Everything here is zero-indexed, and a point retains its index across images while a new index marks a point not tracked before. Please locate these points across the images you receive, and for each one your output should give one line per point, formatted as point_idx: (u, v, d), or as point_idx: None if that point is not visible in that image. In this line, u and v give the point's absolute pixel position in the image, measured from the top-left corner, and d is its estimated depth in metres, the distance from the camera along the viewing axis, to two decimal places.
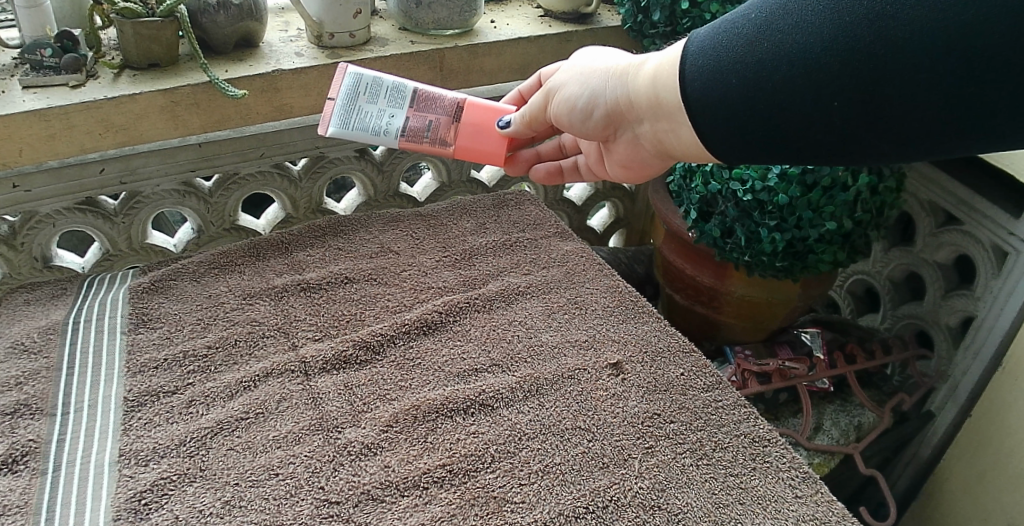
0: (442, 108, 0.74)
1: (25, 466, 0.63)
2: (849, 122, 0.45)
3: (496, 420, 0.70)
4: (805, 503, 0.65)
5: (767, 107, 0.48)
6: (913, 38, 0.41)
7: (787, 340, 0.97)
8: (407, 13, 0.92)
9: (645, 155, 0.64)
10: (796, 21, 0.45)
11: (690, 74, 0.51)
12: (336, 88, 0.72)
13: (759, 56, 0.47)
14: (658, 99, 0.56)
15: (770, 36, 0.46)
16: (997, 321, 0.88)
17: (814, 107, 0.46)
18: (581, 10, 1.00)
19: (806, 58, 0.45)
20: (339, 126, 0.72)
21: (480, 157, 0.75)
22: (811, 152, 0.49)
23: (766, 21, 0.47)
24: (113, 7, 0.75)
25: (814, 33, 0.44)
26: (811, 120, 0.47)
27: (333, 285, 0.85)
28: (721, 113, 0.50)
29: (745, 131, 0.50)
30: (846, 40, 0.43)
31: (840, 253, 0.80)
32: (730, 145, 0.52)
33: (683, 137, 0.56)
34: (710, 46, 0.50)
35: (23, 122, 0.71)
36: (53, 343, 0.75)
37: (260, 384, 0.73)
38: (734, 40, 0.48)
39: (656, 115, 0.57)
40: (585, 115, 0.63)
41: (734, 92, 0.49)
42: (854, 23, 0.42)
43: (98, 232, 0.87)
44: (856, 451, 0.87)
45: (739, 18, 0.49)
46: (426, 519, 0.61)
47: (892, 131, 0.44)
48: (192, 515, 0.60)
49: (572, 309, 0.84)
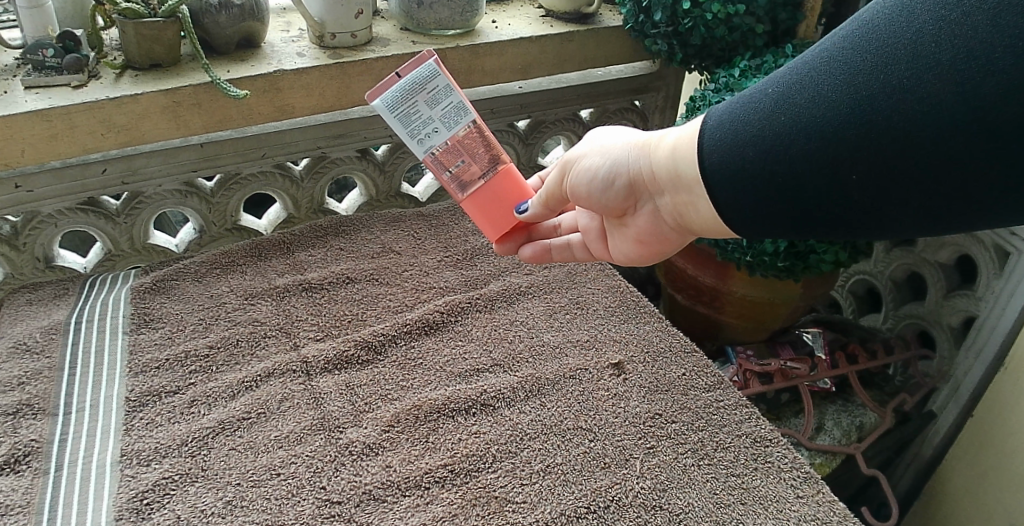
0: (483, 158, 0.70)
1: (27, 466, 0.63)
2: (871, 197, 0.42)
3: (498, 420, 0.70)
4: (807, 503, 0.65)
5: (783, 183, 0.44)
6: (932, 111, 0.38)
7: (789, 340, 0.97)
8: (409, 13, 0.92)
9: (666, 231, 0.59)
10: (815, 94, 0.42)
11: (706, 146, 0.48)
12: (409, 67, 0.64)
13: (774, 130, 0.44)
14: (677, 170, 0.52)
15: (786, 109, 0.43)
16: (998, 322, 0.87)
17: (832, 184, 0.42)
18: (582, 10, 1.00)
19: (824, 133, 0.41)
20: (384, 103, 0.64)
21: (482, 223, 0.72)
22: (829, 228, 0.45)
23: (783, 94, 0.44)
24: (115, 8, 0.75)
25: (831, 107, 0.41)
26: (833, 199, 0.43)
27: (334, 285, 0.85)
28: (735, 185, 0.46)
29: (761, 207, 0.46)
30: (867, 115, 0.40)
31: (842, 253, 0.79)
32: (746, 220, 0.48)
33: (703, 213, 0.52)
34: (725, 118, 0.47)
35: (25, 122, 0.72)
36: (55, 343, 0.75)
37: (262, 384, 0.73)
38: (750, 113, 0.45)
39: (676, 188, 0.53)
40: (604, 187, 0.59)
41: (750, 167, 0.45)
42: (873, 97, 0.39)
43: (100, 233, 0.87)
44: (858, 452, 0.87)
45: (757, 92, 0.46)
46: (427, 519, 0.61)
47: (917, 207, 0.41)
48: (194, 515, 0.60)
49: (574, 309, 0.84)
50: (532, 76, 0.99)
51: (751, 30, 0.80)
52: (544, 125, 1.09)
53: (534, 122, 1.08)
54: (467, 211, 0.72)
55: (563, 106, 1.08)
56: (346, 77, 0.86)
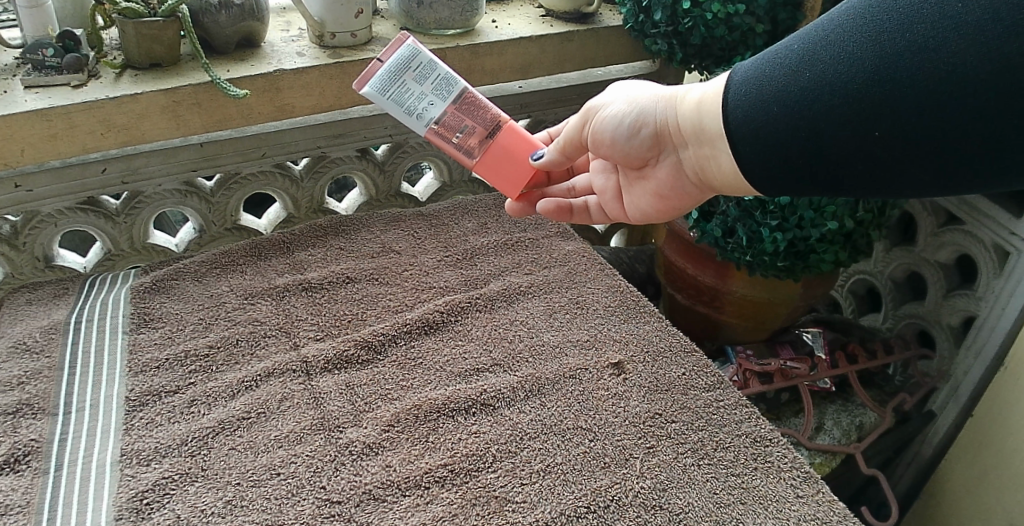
0: (483, 119, 0.70)
1: (27, 466, 0.63)
2: (893, 154, 0.43)
3: (497, 420, 0.70)
4: (806, 503, 0.65)
5: (808, 137, 0.46)
6: (954, 70, 0.39)
7: (788, 340, 0.97)
8: (408, 13, 0.92)
9: (688, 186, 0.61)
10: (840, 51, 0.44)
11: (733, 103, 0.50)
12: (389, 52, 0.66)
13: (800, 86, 0.46)
14: (700, 122, 0.54)
15: (812, 66, 0.45)
16: (998, 322, 0.88)
17: (855, 140, 0.44)
18: (582, 10, 1.00)
19: (849, 89, 0.43)
20: (374, 89, 0.66)
21: (504, 185, 0.73)
22: (850, 184, 0.47)
23: (809, 51, 0.46)
24: (115, 7, 0.75)
25: (855, 63, 0.43)
26: (853, 154, 0.45)
27: (334, 285, 0.85)
28: (760, 141, 0.48)
29: (783, 161, 0.48)
30: (890, 72, 0.41)
31: (842, 253, 0.79)
32: (767, 175, 0.50)
33: (723, 163, 0.54)
34: (753, 74, 0.49)
35: (24, 122, 0.72)
36: (55, 343, 0.75)
37: (261, 383, 0.73)
38: (777, 69, 0.47)
39: (699, 141, 0.55)
40: (629, 136, 0.60)
41: (774, 121, 0.47)
42: (898, 53, 0.41)
43: (99, 232, 0.87)
44: (858, 452, 0.87)
45: (783, 48, 0.48)
46: (427, 519, 0.60)
47: (935, 164, 0.43)
48: (194, 515, 0.60)
49: (574, 309, 0.84)
50: (532, 76, 0.99)
51: (751, 30, 0.80)
52: (544, 125, 1.09)
53: (534, 122, 1.08)
54: (480, 174, 0.72)
55: (563, 106, 1.08)
56: (346, 77, 0.86)
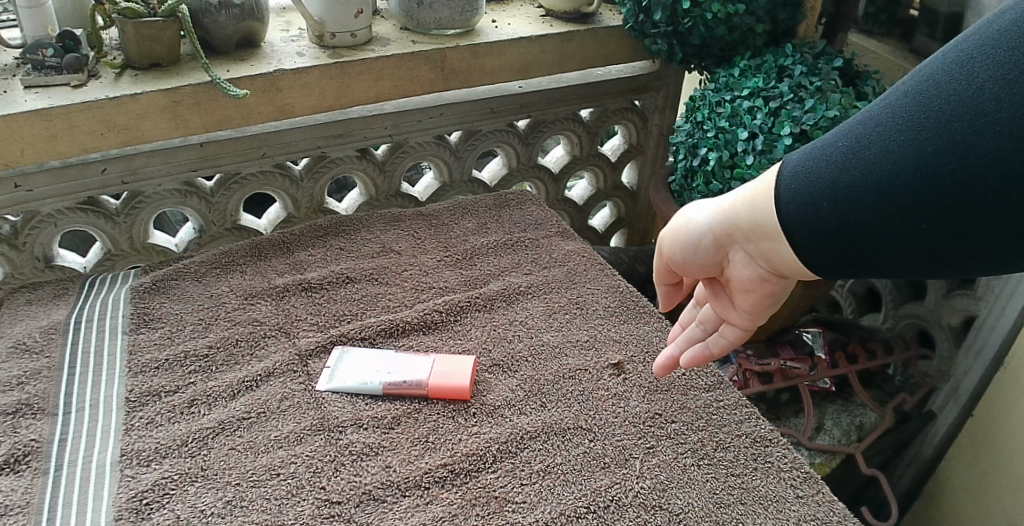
0: None
1: (27, 466, 0.63)
2: (957, 228, 0.41)
3: (497, 421, 0.70)
4: (806, 503, 0.64)
5: (868, 226, 0.45)
6: (999, 161, 0.38)
7: (789, 340, 0.96)
8: (408, 13, 0.92)
9: (765, 297, 0.57)
10: (880, 147, 0.44)
11: (781, 198, 0.49)
12: None
13: (848, 184, 0.45)
14: (754, 219, 0.52)
15: (855, 163, 0.45)
16: (998, 322, 0.87)
17: (914, 221, 0.42)
18: (582, 9, 1.00)
19: (897, 178, 0.42)
20: None
21: None
22: (906, 270, 0.46)
23: (851, 150, 0.45)
24: (115, 7, 0.75)
25: (897, 155, 0.42)
26: (915, 233, 0.43)
27: (334, 285, 0.85)
28: (808, 231, 0.48)
29: (845, 250, 0.47)
30: (935, 169, 0.41)
31: None
32: (830, 263, 0.48)
33: (786, 258, 0.51)
34: (796, 172, 0.48)
35: (24, 122, 0.72)
36: (54, 343, 0.75)
37: (261, 383, 0.73)
38: (823, 165, 0.47)
39: (758, 237, 0.52)
40: (695, 251, 0.58)
41: (828, 216, 0.46)
42: (940, 149, 0.40)
43: (100, 232, 0.87)
44: (858, 452, 0.87)
45: (825, 144, 0.48)
46: (427, 519, 0.61)
47: (1003, 230, 0.40)
48: (194, 515, 0.60)
49: (573, 309, 0.84)
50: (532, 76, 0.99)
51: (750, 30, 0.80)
52: (544, 125, 1.09)
53: (535, 122, 1.08)
54: None
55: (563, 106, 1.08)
56: (346, 77, 0.86)
